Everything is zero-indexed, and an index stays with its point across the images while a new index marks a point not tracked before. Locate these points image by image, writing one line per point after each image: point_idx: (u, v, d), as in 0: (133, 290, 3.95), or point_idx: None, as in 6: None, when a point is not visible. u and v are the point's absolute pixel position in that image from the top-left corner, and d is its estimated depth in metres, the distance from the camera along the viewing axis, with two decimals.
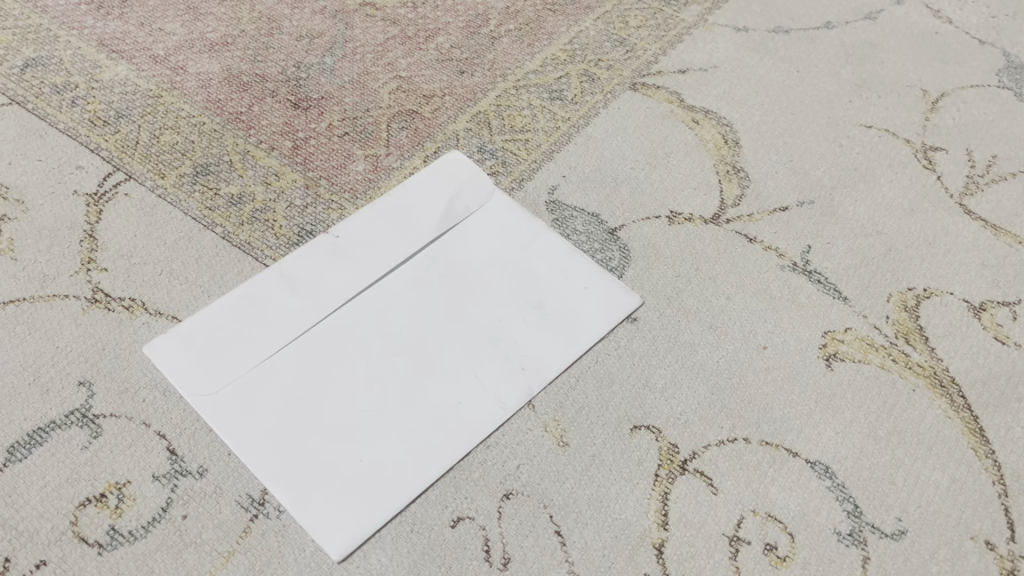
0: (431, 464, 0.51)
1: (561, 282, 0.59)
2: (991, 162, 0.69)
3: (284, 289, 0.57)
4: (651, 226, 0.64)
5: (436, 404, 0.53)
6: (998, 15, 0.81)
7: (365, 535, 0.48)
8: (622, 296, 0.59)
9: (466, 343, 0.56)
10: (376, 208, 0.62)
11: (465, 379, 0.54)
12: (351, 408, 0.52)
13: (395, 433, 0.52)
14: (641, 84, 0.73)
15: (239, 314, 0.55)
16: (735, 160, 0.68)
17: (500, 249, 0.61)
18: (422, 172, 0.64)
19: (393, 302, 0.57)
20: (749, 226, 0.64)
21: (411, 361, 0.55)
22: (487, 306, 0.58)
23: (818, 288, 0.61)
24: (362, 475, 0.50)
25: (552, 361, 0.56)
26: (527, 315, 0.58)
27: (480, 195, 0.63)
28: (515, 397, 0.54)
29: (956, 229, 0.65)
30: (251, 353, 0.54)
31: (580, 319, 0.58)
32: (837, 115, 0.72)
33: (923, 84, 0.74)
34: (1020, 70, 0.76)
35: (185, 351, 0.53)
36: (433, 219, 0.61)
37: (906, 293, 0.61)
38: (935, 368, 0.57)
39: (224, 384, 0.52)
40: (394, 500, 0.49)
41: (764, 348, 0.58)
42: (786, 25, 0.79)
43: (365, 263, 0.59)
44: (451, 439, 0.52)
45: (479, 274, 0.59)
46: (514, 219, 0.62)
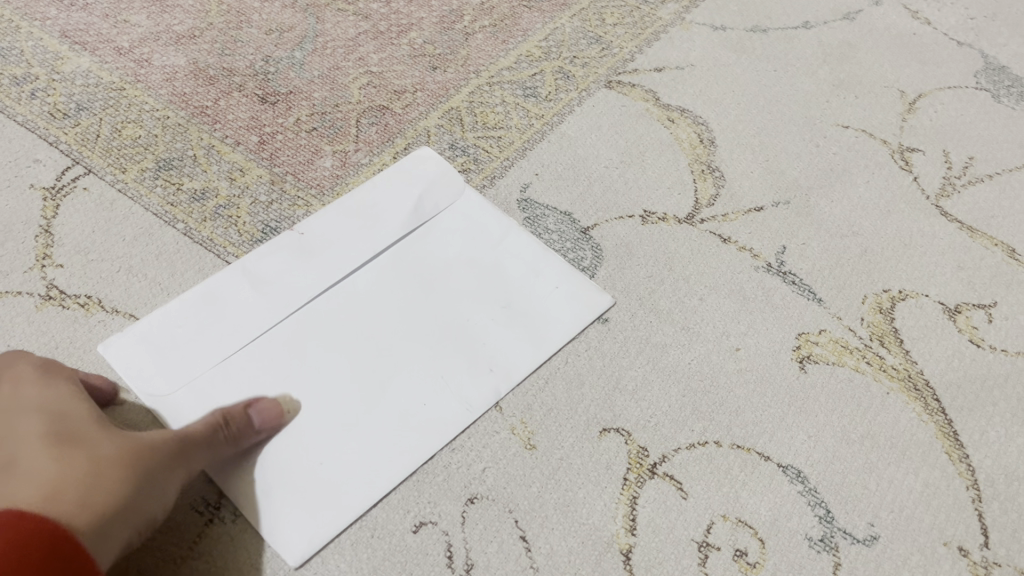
0: (395, 468, 0.50)
1: (531, 282, 0.58)
2: (968, 164, 0.68)
3: (247, 287, 0.56)
4: (624, 225, 0.63)
5: (401, 407, 0.52)
6: (976, 16, 0.81)
7: (326, 542, 0.47)
8: (594, 297, 0.58)
9: (433, 343, 0.55)
10: (342, 207, 0.60)
11: (432, 381, 0.53)
12: (312, 409, 0.51)
13: (360, 437, 0.50)
14: (616, 81, 0.72)
15: (198, 314, 0.54)
16: (710, 160, 0.67)
17: (469, 247, 0.60)
18: (389, 170, 0.63)
19: (358, 301, 0.56)
20: (723, 226, 0.63)
21: (376, 362, 0.53)
22: (455, 305, 0.56)
23: (792, 289, 0.60)
24: (321, 479, 0.49)
25: (521, 363, 0.54)
26: (495, 314, 0.56)
27: (449, 195, 0.62)
28: (481, 399, 0.53)
29: (932, 230, 0.64)
30: (210, 353, 0.52)
31: (550, 319, 0.57)
32: (814, 115, 0.71)
33: (901, 85, 0.74)
34: (999, 72, 0.76)
35: (140, 350, 0.52)
36: (401, 218, 0.60)
37: (881, 295, 0.60)
38: (909, 372, 0.56)
39: (179, 385, 0.51)
40: (357, 506, 0.48)
41: (736, 350, 0.57)
42: (763, 24, 0.78)
43: (329, 262, 0.57)
44: (415, 442, 0.51)
45: (448, 272, 0.58)
46: (483, 218, 0.61)
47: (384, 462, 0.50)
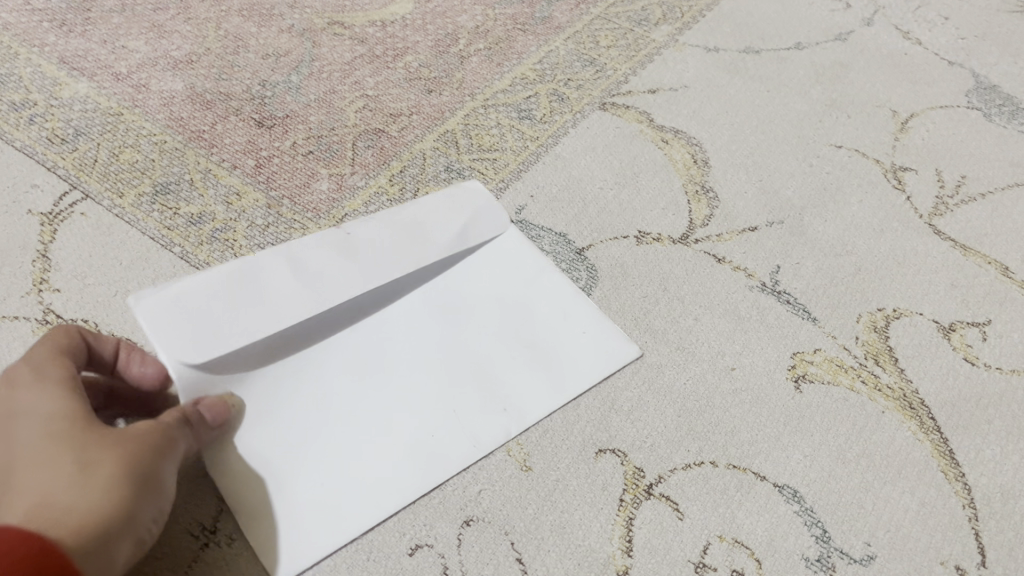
0: (395, 500, 0.49)
1: (558, 323, 0.58)
2: (960, 183, 0.69)
3: (286, 280, 0.55)
4: (618, 246, 0.63)
5: (411, 436, 0.52)
6: (966, 37, 0.81)
7: (309, 561, 0.47)
8: (620, 346, 0.57)
9: (451, 375, 0.55)
10: (386, 219, 0.61)
11: (446, 416, 0.53)
12: (326, 430, 0.51)
13: (364, 462, 0.50)
14: (610, 103, 0.72)
15: (236, 294, 0.54)
16: (704, 180, 0.67)
17: (502, 282, 0.60)
18: (435, 194, 0.64)
19: (386, 322, 0.56)
20: (718, 246, 0.63)
21: (395, 389, 0.54)
22: (479, 339, 0.57)
23: (787, 309, 0.60)
24: (316, 499, 0.49)
25: (535, 404, 0.54)
26: (517, 353, 0.56)
27: (495, 225, 0.62)
28: (490, 438, 0.52)
29: (925, 249, 0.64)
30: (240, 335, 0.51)
31: (571, 364, 0.56)
32: (806, 135, 0.71)
33: (893, 105, 0.74)
34: (990, 91, 0.76)
35: (173, 313, 0.51)
36: (440, 239, 0.60)
37: (875, 314, 0.60)
38: (904, 391, 0.56)
39: (200, 354, 0.50)
40: (346, 532, 0.48)
41: (731, 370, 0.57)
42: (756, 45, 0.78)
43: (370, 270, 0.57)
44: (420, 476, 0.50)
45: (475, 305, 0.58)
46: (520, 254, 0.61)
47: (385, 493, 0.49)
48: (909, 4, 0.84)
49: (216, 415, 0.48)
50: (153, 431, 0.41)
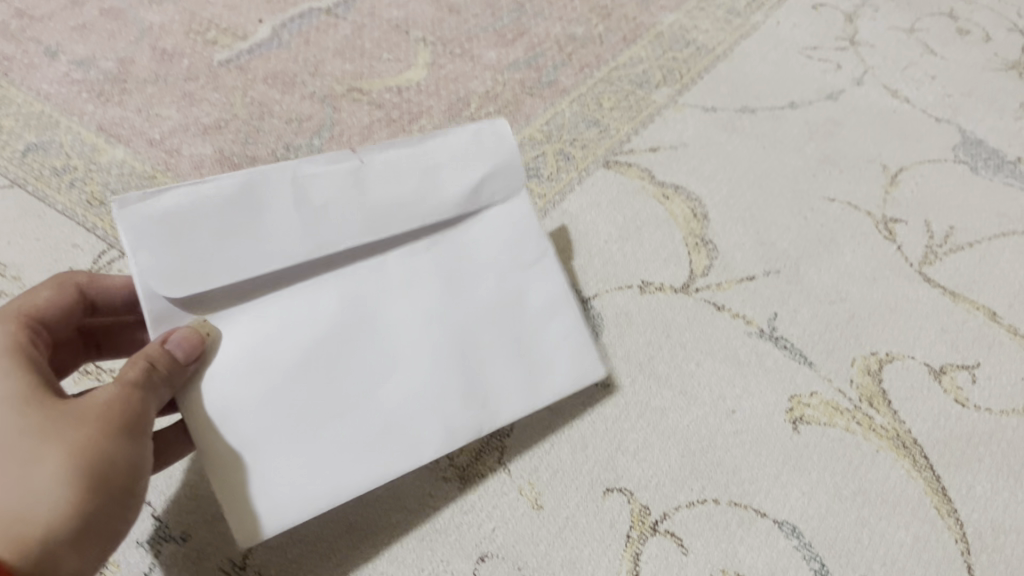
0: (359, 486, 0.49)
1: (548, 320, 0.57)
2: (949, 234, 0.72)
3: (274, 209, 0.50)
4: (622, 295, 0.66)
5: (390, 414, 0.51)
6: (954, 94, 0.84)
7: (258, 531, 0.47)
8: (594, 368, 0.57)
9: (438, 355, 0.53)
10: (402, 155, 0.54)
11: (428, 399, 0.52)
12: (302, 397, 0.49)
13: (337, 439, 0.49)
14: (613, 161, 0.76)
15: (218, 220, 0.48)
16: (704, 233, 0.71)
17: (503, 257, 0.57)
18: (464, 132, 0.56)
19: (387, 276, 0.53)
20: (718, 294, 0.67)
21: (380, 362, 0.52)
22: (474, 317, 0.55)
23: (784, 354, 0.63)
24: (281, 468, 0.48)
25: (506, 407, 0.54)
26: (506, 341, 0.55)
27: (508, 189, 0.57)
28: (460, 435, 0.52)
29: (916, 295, 0.67)
30: (223, 274, 0.48)
31: (552, 371, 0.56)
32: (802, 189, 0.74)
33: (883, 159, 0.77)
34: (976, 145, 0.79)
35: (156, 230, 0.46)
36: (451, 192, 0.55)
37: (869, 357, 0.63)
38: (898, 431, 0.59)
39: (186, 292, 0.47)
40: (300, 507, 0.48)
41: (732, 413, 0.60)
42: (751, 103, 0.81)
43: (372, 216, 0.52)
44: (387, 464, 0.50)
45: (472, 280, 0.55)
46: (531, 228, 0.58)
47: (350, 473, 0.49)
48: (898, 63, 0.87)
49: (187, 347, 0.46)
50: (107, 408, 0.42)
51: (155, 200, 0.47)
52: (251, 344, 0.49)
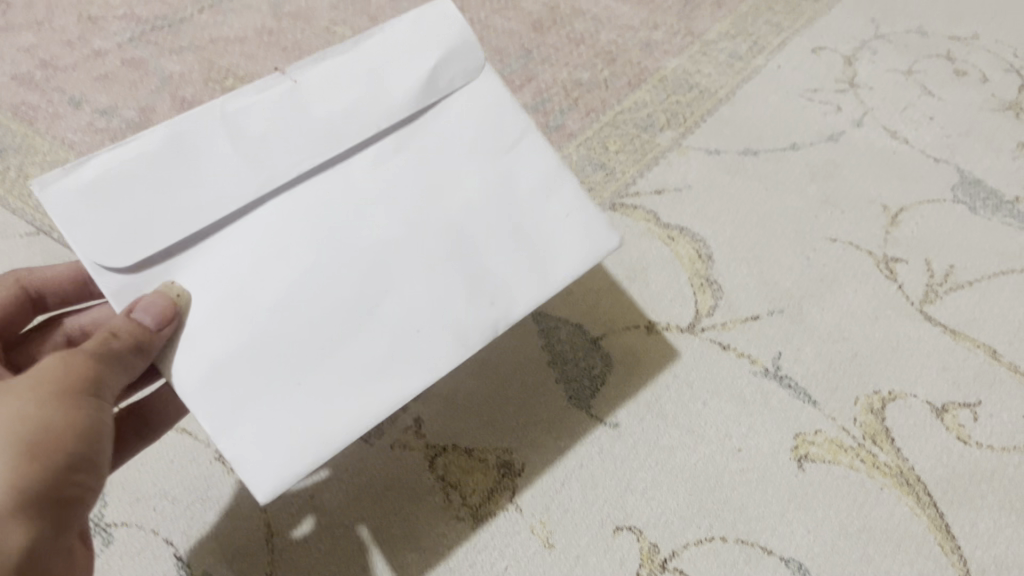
0: (375, 404, 0.47)
1: (546, 198, 0.54)
2: (949, 272, 0.73)
3: (213, 145, 0.48)
4: (630, 335, 0.68)
5: (393, 334, 0.48)
6: (952, 134, 0.85)
7: (283, 475, 0.44)
8: (602, 236, 0.54)
9: (437, 260, 0.50)
10: (340, 60, 0.52)
11: (431, 309, 0.49)
12: (291, 321, 0.47)
13: (341, 361, 0.47)
14: (619, 204, 0.78)
15: (149, 175, 0.46)
16: (709, 273, 0.72)
17: (483, 148, 0.54)
18: (406, 24, 0.55)
19: (359, 195, 0.50)
20: (723, 334, 0.68)
21: (372, 278, 0.49)
22: (469, 214, 0.52)
23: (788, 393, 0.64)
24: (288, 402, 0.45)
25: (519, 296, 0.52)
26: (502, 230, 0.52)
27: (464, 71, 0.55)
28: (478, 334, 0.50)
29: (917, 334, 0.68)
30: (171, 223, 0.45)
31: (557, 248, 0.53)
32: (805, 229, 0.76)
33: (884, 199, 0.79)
34: (975, 185, 0.80)
35: (82, 204, 0.45)
36: (400, 89, 0.53)
37: (872, 396, 0.64)
38: (901, 469, 0.60)
39: (134, 257, 0.45)
40: (322, 440, 0.45)
41: (738, 451, 0.61)
42: (753, 146, 0.83)
43: (327, 127, 0.50)
44: (401, 379, 0.48)
45: (460, 182, 0.53)
46: (498, 107, 0.56)
47: (363, 394, 0.47)
48: (897, 104, 0.88)
49: (157, 314, 0.44)
50: (57, 377, 0.42)
51: (73, 174, 0.45)
52: (209, 296, 0.46)
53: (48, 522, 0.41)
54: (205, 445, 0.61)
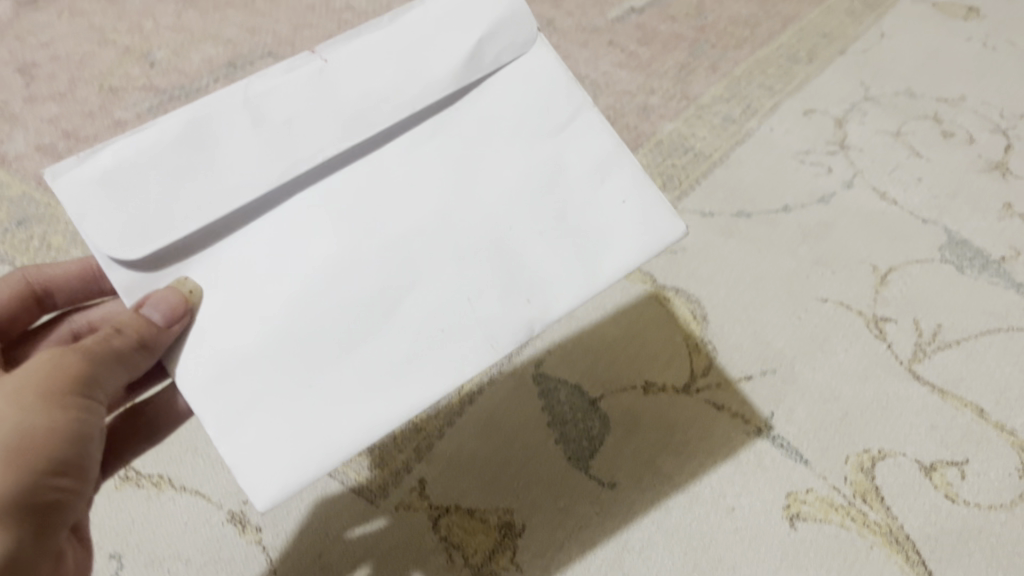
0: (389, 408, 0.47)
1: (594, 185, 0.53)
2: (936, 331, 0.75)
3: (233, 137, 0.50)
4: (628, 395, 0.69)
5: (412, 335, 0.49)
6: (939, 195, 0.88)
7: (286, 482, 0.46)
8: (660, 224, 0.52)
9: (468, 253, 0.51)
10: (371, 46, 0.53)
11: (451, 307, 0.50)
12: (313, 317, 0.49)
13: (361, 357, 0.49)
14: None
15: (164, 165, 0.49)
16: (704, 333, 0.74)
17: (526, 131, 0.54)
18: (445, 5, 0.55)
19: (386, 191, 0.52)
20: (718, 394, 0.70)
21: (397, 273, 0.51)
22: (501, 204, 0.52)
23: (781, 452, 0.66)
24: (304, 398, 0.48)
25: (556, 292, 0.51)
26: (542, 220, 0.52)
27: (515, 48, 0.55)
28: (507, 332, 0.50)
29: (906, 393, 0.70)
30: (182, 216, 0.48)
31: (606, 238, 0.52)
32: (796, 290, 0.78)
33: (873, 259, 0.81)
34: (962, 245, 0.83)
35: (95, 193, 0.48)
36: (437, 69, 0.54)
37: (863, 454, 0.66)
38: (890, 527, 0.62)
39: (144, 250, 0.47)
40: (328, 448, 0.47)
41: (731, 510, 0.63)
42: (747, 208, 0.86)
43: (354, 120, 0.51)
44: (419, 381, 0.48)
45: (495, 171, 0.53)
46: (553, 87, 0.55)
47: (378, 397, 0.48)
48: (886, 166, 0.92)
49: (169, 312, 0.47)
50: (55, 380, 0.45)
51: (86, 165, 0.48)
52: (234, 296, 0.50)
53: (33, 523, 0.43)
54: (218, 506, 0.62)
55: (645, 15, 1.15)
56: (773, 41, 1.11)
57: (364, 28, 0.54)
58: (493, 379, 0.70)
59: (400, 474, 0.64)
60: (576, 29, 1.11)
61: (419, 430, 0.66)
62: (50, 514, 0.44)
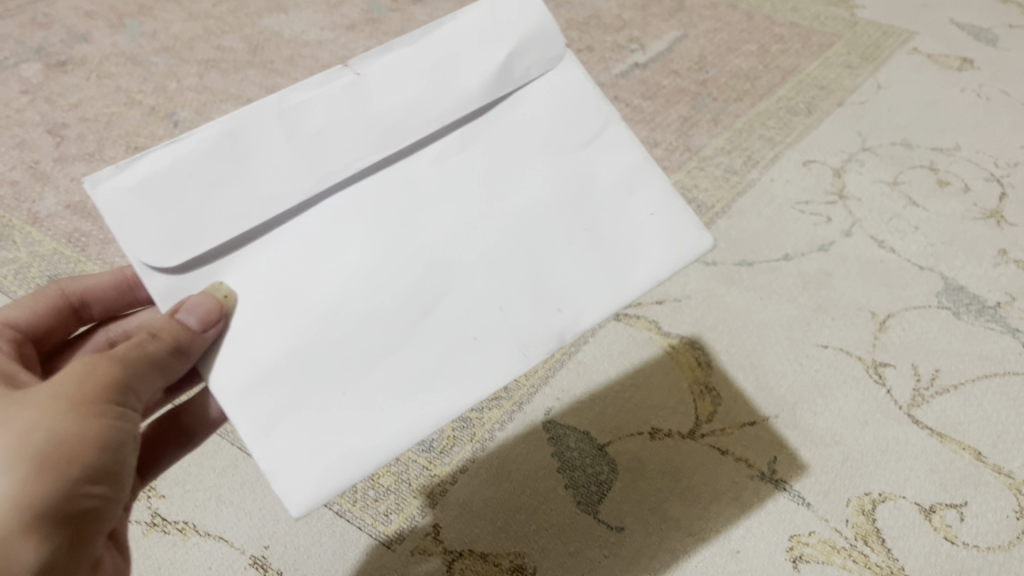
0: (426, 415, 0.50)
1: (622, 197, 0.57)
2: (934, 376, 0.77)
3: (271, 147, 0.52)
4: (635, 441, 0.71)
5: (448, 340, 0.52)
6: (936, 243, 0.91)
7: (321, 489, 0.47)
8: (690, 238, 0.57)
9: (500, 260, 0.54)
10: (404, 60, 0.56)
11: (484, 314, 0.52)
12: (349, 321, 0.51)
13: (394, 363, 0.51)
14: (624, 313, 0.83)
15: (201, 175, 0.50)
16: (708, 380, 0.77)
17: (554, 141, 0.58)
18: (474, 20, 0.58)
19: (422, 202, 0.54)
20: (722, 439, 0.72)
21: (432, 279, 0.53)
22: (532, 213, 0.55)
23: (784, 496, 0.68)
24: (340, 405, 0.49)
25: (589, 299, 0.54)
26: (572, 232, 0.55)
27: (547, 59, 0.59)
28: (542, 337, 0.52)
29: (905, 437, 0.72)
30: (220, 227, 0.50)
31: (637, 249, 0.56)
32: (797, 337, 0.81)
33: (872, 306, 0.84)
34: (958, 291, 0.86)
35: (132, 201, 0.49)
36: (467, 83, 0.56)
37: (863, 497, 0.68)
38: (891, 568, 0.64)
39: (180, 258, 0.49)
40: (363, 453, 0.48)
41: (736, 552, 0.65)
42: (749, 257, 0.89)
43: (389, 131, 0.54)
44: (455, 387, 0.51)
45: (524, 182, 0.56)
46: (583, 101, 0.59)
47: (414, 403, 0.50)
48: (883, 215, 0.95)
49: (204, 315, 0.49)
50: (96, 387, 0.45)
51: (123, 175, 0.49)
52: (267, 299, 0.51)
53: (67, 533, 0.44)
54: (240, 552, 0.64)
55: (648, 70, 1.19)
56: (772, 93, 1.15)
57: (396, 42, 0.56)
58: (505, 427, 0.72)
59: (415, 519, 0.66)
60: None
61: (433, 476, 0.69)
62: (82, 520, 0.44)
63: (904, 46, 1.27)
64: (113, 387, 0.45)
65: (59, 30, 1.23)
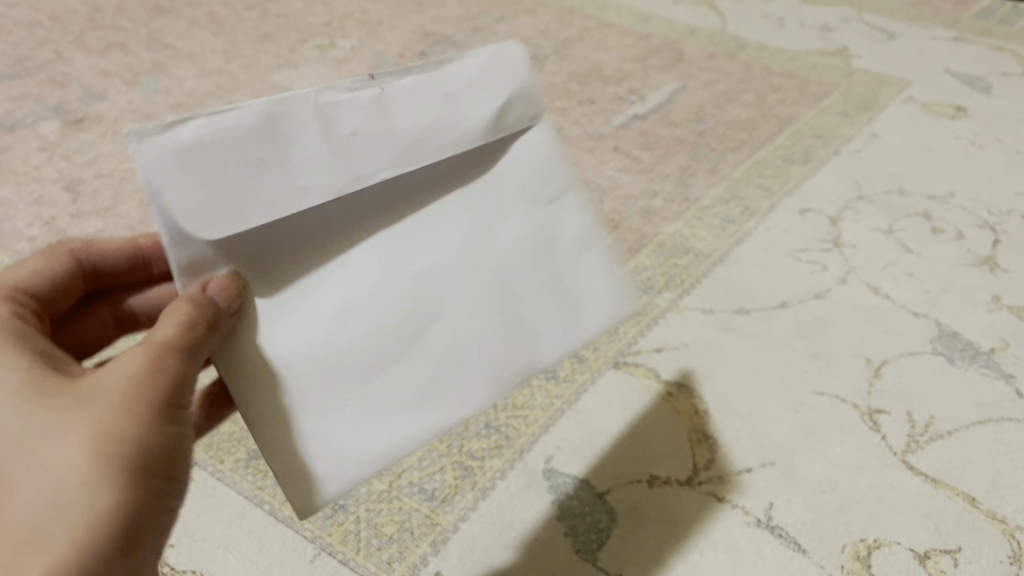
0: (420, 432, 0.54)
1: (593, 240, 0.62)
2: (929, 422, 0.78)
3: (307, 143, 0.50)
4: (633, 489, 0.73)
5: (439, 361, 0.55)
6: (931, 289, 0.93)
7: (324, 493, 0.52)
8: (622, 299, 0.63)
9: (488, 289, 0.57)
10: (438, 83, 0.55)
11: (472, 339, 0.57)
12: (349, 334, 0.52)
13: (391, 380, 0.54)
14: (623, 362, 0.84)
15: (242, 155, 0.48)
16: (705, 427, 0.78)
17: (543, 173, 0.60)
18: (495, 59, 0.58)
19: (427, 223, 0.56)
20: (719, 486, 0.73)
21: (427, 302, 0.55)
22: (520, 246, 0.58)
23: (780, 542, 0.69)
24: (340, 416, 0.52)
25: (557, 337, 0.60)
26: (549, 265, 0.60)
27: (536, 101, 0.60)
28: (518, 365, 0.58)
29: (900, 483, 0.73)
30: (256, 213, 0.49)
31: (597, 290, 0.61)
32: (793, 384, 0.82)
33: (867, 353, 0.85)
34: (953, 337, 0.87)
35: (174, 165, 0.46)
36: (480, 117, 0.57)
37: (859, 543, 0.69)
38: None
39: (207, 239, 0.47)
40: (363, 461, 0.53)
41: None
42: (746, 305, 0.91)
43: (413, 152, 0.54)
44: (443, 406, 0.55)
45: (513, 213, 0.58)
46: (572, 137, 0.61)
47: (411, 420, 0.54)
48: (879, 262, 0.97)
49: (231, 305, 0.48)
50: (146, 386, 0.42)
51: (167, 133, 0.45)
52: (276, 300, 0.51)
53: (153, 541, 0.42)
54: None
55: (647, 121, 1.22)
56: (770, 142, 1.18)
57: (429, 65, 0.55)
58: (506, 474, 0.74)
59: (418, 568, 0.67)
60: (582, 136, 1.19)
61: (436, 524, 0.70)
62: (164, 525, 0.42)
63: (899, 95, 1.30)
64: (164, 383, 0.43)
65: (77, 88, 1.27)
